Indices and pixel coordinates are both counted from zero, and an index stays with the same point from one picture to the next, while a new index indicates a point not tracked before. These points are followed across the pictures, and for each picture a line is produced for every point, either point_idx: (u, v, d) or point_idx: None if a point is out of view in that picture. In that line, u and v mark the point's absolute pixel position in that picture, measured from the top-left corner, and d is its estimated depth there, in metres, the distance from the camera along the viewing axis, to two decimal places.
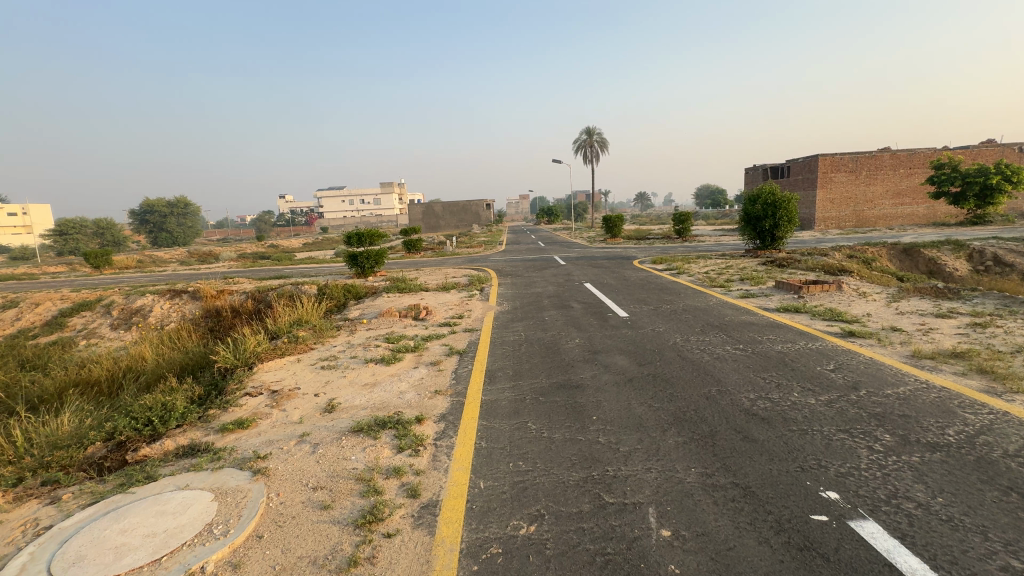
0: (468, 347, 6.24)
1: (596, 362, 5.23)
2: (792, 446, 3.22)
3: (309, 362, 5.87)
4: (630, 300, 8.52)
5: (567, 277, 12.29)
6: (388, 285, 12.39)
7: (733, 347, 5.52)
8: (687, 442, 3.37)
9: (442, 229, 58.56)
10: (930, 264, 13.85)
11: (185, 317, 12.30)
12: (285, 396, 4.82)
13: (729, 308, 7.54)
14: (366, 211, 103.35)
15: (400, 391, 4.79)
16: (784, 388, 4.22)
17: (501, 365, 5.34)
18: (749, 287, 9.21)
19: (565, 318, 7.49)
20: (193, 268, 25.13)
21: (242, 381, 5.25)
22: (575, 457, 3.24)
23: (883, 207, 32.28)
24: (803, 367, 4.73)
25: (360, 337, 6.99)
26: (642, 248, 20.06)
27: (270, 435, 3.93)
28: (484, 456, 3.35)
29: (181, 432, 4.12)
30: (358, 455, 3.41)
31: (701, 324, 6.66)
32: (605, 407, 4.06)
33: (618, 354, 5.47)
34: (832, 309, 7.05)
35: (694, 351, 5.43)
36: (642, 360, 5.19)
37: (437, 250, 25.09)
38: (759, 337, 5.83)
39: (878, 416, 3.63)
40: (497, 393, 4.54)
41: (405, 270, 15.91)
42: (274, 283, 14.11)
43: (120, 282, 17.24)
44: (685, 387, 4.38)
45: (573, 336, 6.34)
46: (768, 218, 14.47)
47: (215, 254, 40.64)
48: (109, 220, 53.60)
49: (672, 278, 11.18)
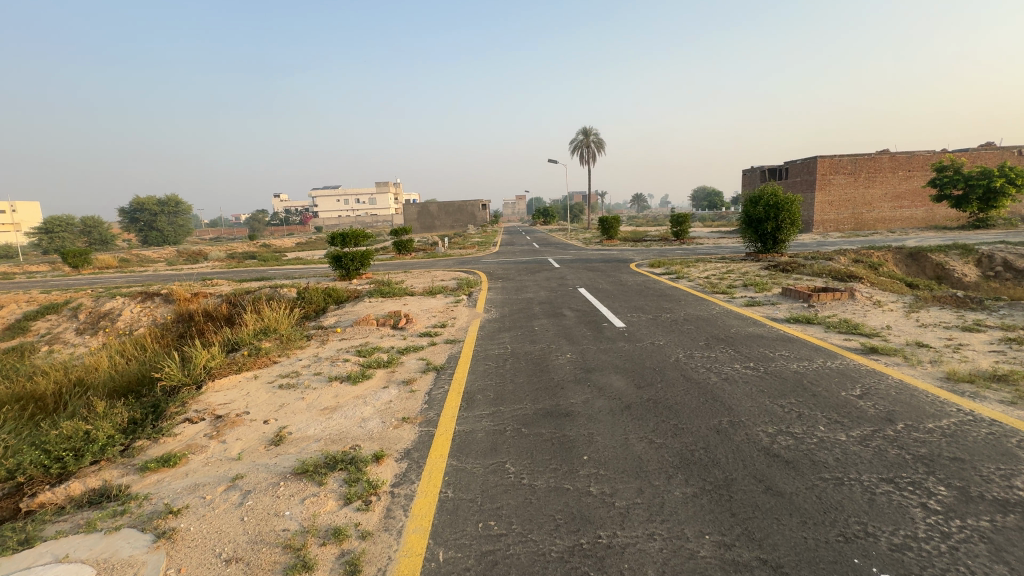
0: (447, 362, 5.62)
1: (588, 383, 4.61)
2: (829, 504, 2.60)
3: (265, 380, 5.22)
4: (628, 307, 7.92)
5: (561, 281, 11.70)
6: (372, 288, 11.75)
7: (742, 365, 4.90)
8: (698, 495, 2.74)
9: (437, 230, 57.92)
10: (938, 269, 13.31)
11: (155, 322, 11.61)
12: (229, 423, 4.17)
13: (735, 318, 6.93)
14: (361, 210, 102.52)
15: (362, 418, 4.14)
16: (808, 421, 3.60)
17: (481, 385, 4.71)
18: (754, 294, 8.63)
19: (556, 329, 6.86)
20: (177, 269, 24.37)
21: (185, 404, 4.61)
22: (560, 516, 2.61)
23: (882, 209, 31.89)
24: (825, 392, 4.12)
25: (330, 350, 6.34)
26: (639, 251, 19.50)
27: (197, 477, 3.28)
28: (448, 512, 2.72)
29: (95, 471, 3.47)
30: (294, 510, 2.77)
31: (704, 336, 6.05)
32: (597, 442, 3.43)
33: (614, 373, 4.84)
34: (847, 320, 6.46)
35: (699, 370, 4.81)
36: (640, 381, 4.57)
37: (429, 251, 24.45)
38: (771, 354, 5.22)
39: (925, 459, 3.02)
40: (472, 423, 3.91)
41: (392, 272, 15.27)
42: (253, 286, 13.45)
43: (94, 283, 16.47)
44: (691, 416, 3.76)
45: (564, 351, 5.71)
46: (770, 220, 13.89)
47: (203, 253, 39.81)
48: (96, 219, 52.59)
49: (671, 283, 10.59)
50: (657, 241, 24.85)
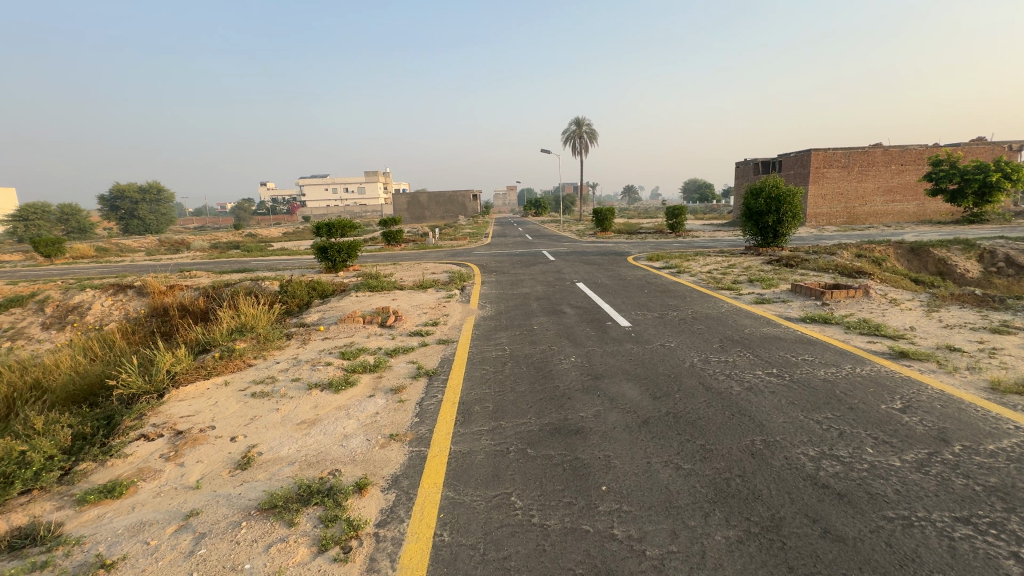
0: (441, 367, 5.12)
1: (598, 393, 4.14)
2: (903, 554, 2.16)
3: (236, 389, 4.66)
4: (631, 305, 7.47)
5: (557, 275, 11.24)
6: (359, 281, 11.18)
7: (764, 372, 4.47)
8: (743, 540, 2.30)
9: (427, 221, 57.14)
10: (940, 265, 13.04)
11: (127, 317, 10.93)
12: (190, 441, 3.63)
13: (747, 317, 6.50)
14: (349, 200, 100.97)
15: (344, 435, 3.64)
16: (851, 441, 3.17)
17: (479, 395, 4.23)
18: (762, 291, 8.25)
19: (557, 328, 6.38)
20: (155, 259, 23.49)
21: (141, 417, 4.07)
22: (581, 570, 2.15)
23: (875, 203, 31.83)
24: (862, 405, 3.70)
25: (312, 351, 5.81)
26: (635, 243, 19.09)
27: (144, 514, 2.77)
28: (444, 565, 2.24)
29: (23, 504, 2.94)
30: (255, 563, 2.27)
31: (717, 338, 5.61)
32: (615, 468, 2.97)
33: (625, 381, 4.38)
34: (867, 321, 6.07)
35: (718, 378, 4.36)
36: (656, 391, 4.11)
37: (419, 243, 23.83)
38: (793, 358, 4.80)
39: (997, 490, 2.60)
40: (471, 442, 3.42)
41: (381, 264, 14.68)
42: (234, 278, 12.78)
43: (65, 274, 15.63)
44: (719, 434, 3.32)
45: (567, 354, 5.24)
46: (771, 213, 13.53)
47: (185, 243, 38.67)
48: (74, 206, 50.94)
49: (672, 278, 10.18)
50: (652, 234, 24.51)
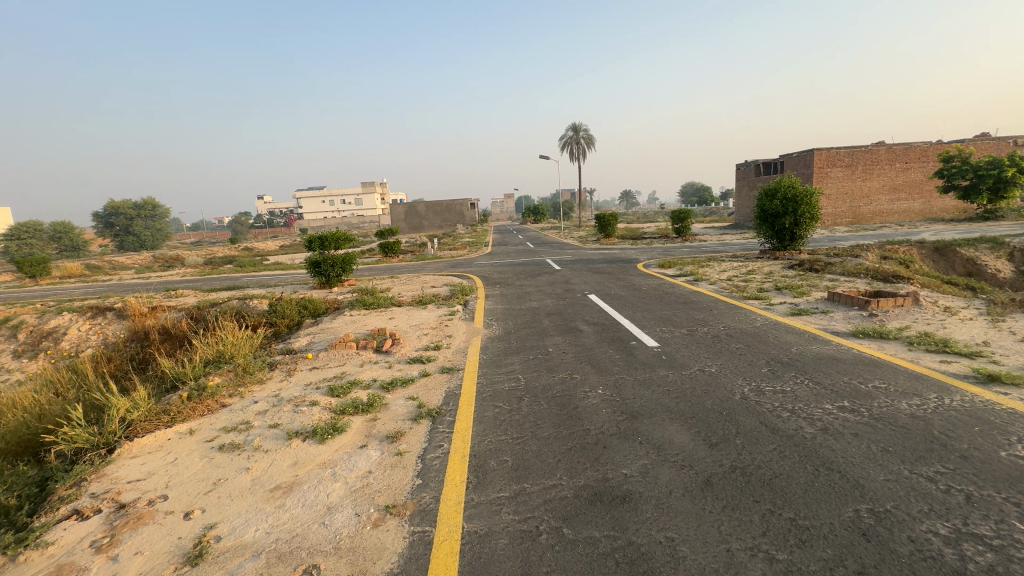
0: (446, 404, 4.36)
1: (639, 440, 3.39)
2: None
3: (201, 440, 3.89)
4: (655, 320, 6.72)
5: (566, 286, 10.52)
6: (354, 298, 10.45)
7: (835, 406, 3.72)
8: None
9: (425, 230, 56.49)
10: (968, 265, 12.35)
11: (105, 342, 10.17)
12: (132, 520, 2.86)
13: (790, 333, 5.75)
14: (347, 212, 100.51)
15: (328, 508, 2.87)
16: (989, 511, 2.42)
17: (494, 446, 3.47)
18: (794, 300, 7.52)
19: (575, 351, 5.64)
20: (144, 277, 22.71)
21: (80, 484, 3.31)
22: None
23: (880, 202, 31.24)
24: (976, 452, 2.95)
25: (297, 385, 5.04)
26: (642, 249, 18.38)
27: None
28: None
29: None
30: None
31: (763, 360, 4.86)
32: (685, 561, 2.21)
33: (670, 422, 3.62)
34: (929, 334, 5.33)
35: (782, 415, 3.60)
36: (710, 436, 3.36)
37: (417, 253, 23.14)
38: (863, 387, 4.05)
39: None
40: (490, 517, 2.66)
41: (377, 278, 13.96)
42: (221, 297, 12.04)
43: (46, 296, 14.89)
44: (810, 503, 2.57)
45: (593, 385, 4.48)
46: (788, 215, 12.83)
47: (179, 259, 38.03)
48: (67, 224, 50.27)
49: (691, 287, 9.45)
50: (656, 239, 23.82)
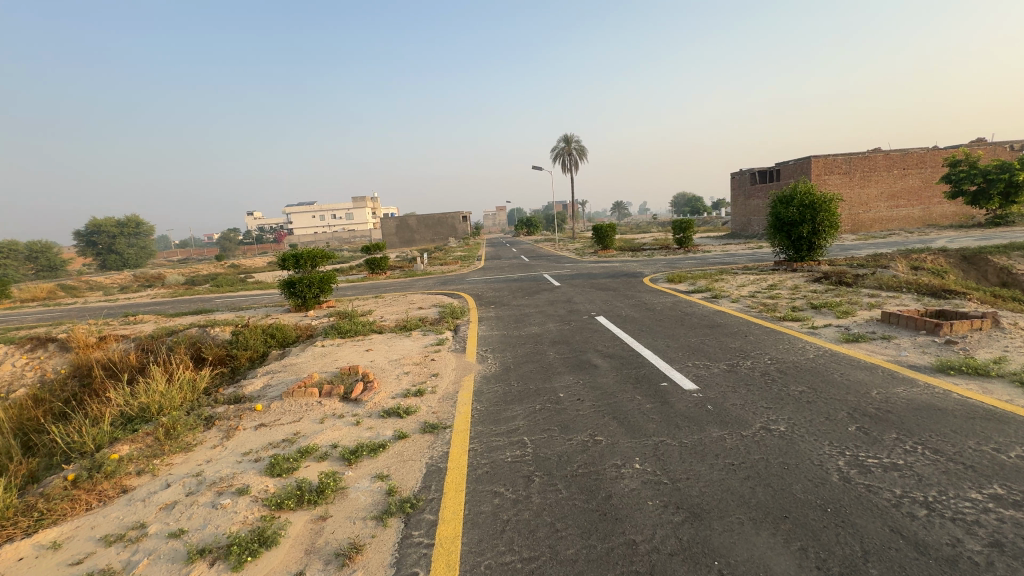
0: (427, 489, 3.14)
1: (719, 568, 2.20)
2: None
3: (63, 563, 2.65)
4: (684, 352, 5.56)
5: (569, 306, 9.40)
6: (330, 323, 9.22)
7: (987, 496, 2.56)
8: None
9: (417, 245, 55.28)
10: (1003, 275, 11.42)
11: (42, 379, 8.87)
12: None
13: (857, 368, 4.65)
14: (337, 227, 99.27)
15: None
16: None
17: None
18: (841, 322, 6.43)
19: (593, 396, 4.46)
20: (113, 299, 21.30)
21: None
22: None
23: (880, 209, 30.57)
24: None
25: (231, 457, 3.80)
26: (644, 262, 17.35)
27: None
28: None
29: None
30: None
31: (844, 412, 3.71)
32: None
33: (752, 529, 2.44)
34: None
35: (921, 518, 2.42)
36: (826, 562, 2.18)
37: (405, 269, 21.86)
38: (1004, 457, 2.91)
39: None
40: None
41: (359, 298, 12.75)
42: (182, 323, 10.75)
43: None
44: None
45: (625, 455, 3.31)
46: (806, 223, 11.85)
47: (158, 278, 36.57)
48: (46, 243, 48.66)
49: (712, 305, 8.33)
50: (657, 251, 22.78)
